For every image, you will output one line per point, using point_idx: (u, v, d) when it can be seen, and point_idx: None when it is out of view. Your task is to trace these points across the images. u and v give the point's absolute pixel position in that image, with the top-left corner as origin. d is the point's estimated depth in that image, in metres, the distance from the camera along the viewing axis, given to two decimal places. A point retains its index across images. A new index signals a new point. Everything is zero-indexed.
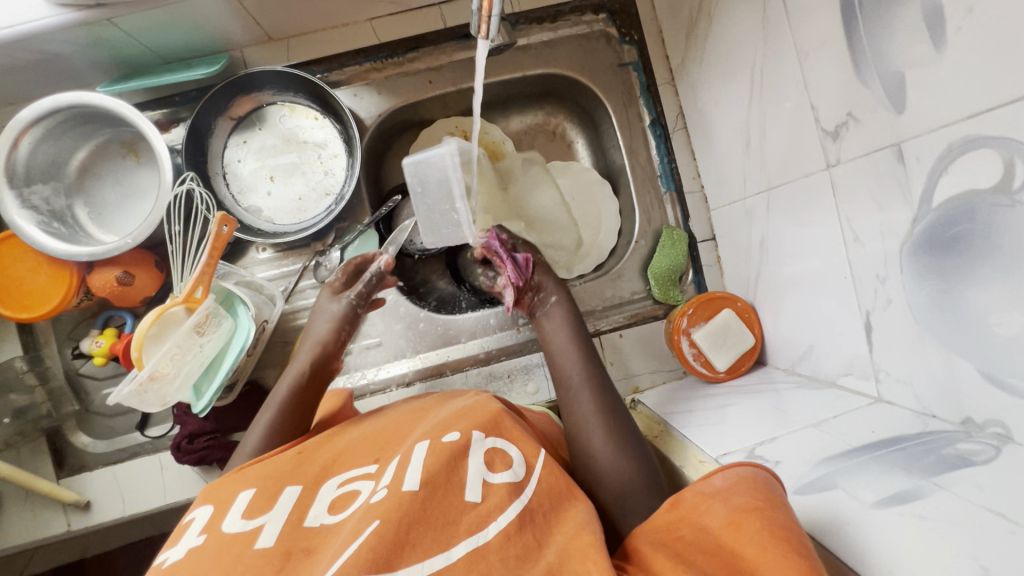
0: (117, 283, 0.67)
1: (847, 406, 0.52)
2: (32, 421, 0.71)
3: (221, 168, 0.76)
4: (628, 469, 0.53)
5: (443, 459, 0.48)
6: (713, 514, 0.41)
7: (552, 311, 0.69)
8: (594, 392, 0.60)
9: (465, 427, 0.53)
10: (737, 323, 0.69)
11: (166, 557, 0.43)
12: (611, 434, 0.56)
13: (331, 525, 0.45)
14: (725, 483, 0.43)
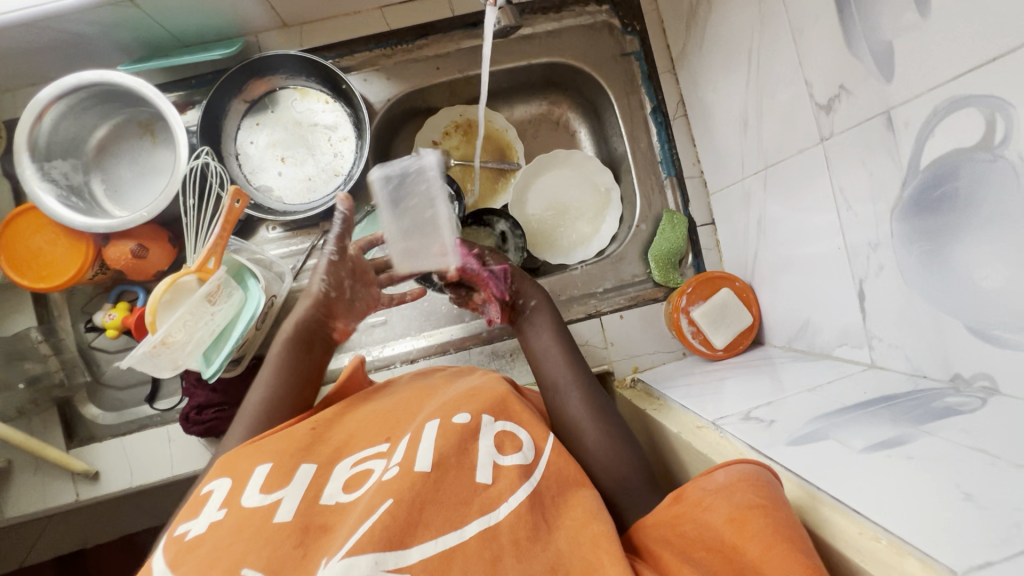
0: (132, 255, 0.69)
1: (842, 374, 0.54)
2: (45, 391, 0.72)
3: (234, 148, 0.78)
4: (621, 467, 0.54)
5: (453, 443, 0.49)
6: (715, 512, 0.39)
7: (536, 315, 0.67)
8: (584, 394, 0.60)
9: (475, 409, 0.53)
10: (735, 302, 0.71)
11: (187, 530, 0.43)
12: (605, 432, 0.56)
13: (347, 503, 0.46)
14: (728, 479, 0.39)
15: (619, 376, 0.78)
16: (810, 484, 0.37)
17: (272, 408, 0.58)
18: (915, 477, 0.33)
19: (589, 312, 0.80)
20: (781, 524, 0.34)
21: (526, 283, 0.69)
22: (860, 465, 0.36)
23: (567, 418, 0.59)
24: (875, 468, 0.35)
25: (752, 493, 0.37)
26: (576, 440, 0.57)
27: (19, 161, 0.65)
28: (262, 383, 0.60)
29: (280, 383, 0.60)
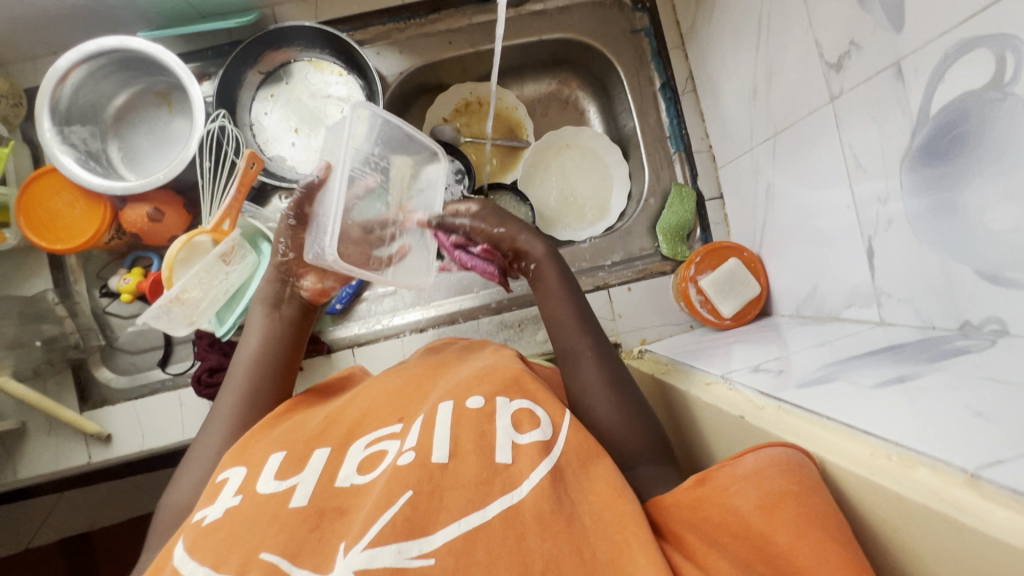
0: (148, 219, 0.70)
1: (850, 333, 0.54)
2: (61, 351, 0.73)
3: (249, 119, 0.80)
4: (634, 438, 0.51)
5: (470, 426, 0.44)
6: (744, 497, 0.36)
7: (544, 272, 0.63)
8: (598, 363, 0.56)
9: (487, 390, 0.47)
10: (743, 271, 0.71)
11: (204, 517, 0.40)
12: (618, 402, 0.53)
13: (362, 486, 0.42)
14: (756, 466, 0.36)
15: (626, 347, 0.78)
16: (818, 415, 0.37)
17: (259, 366, 0.58)
18: (926, 403, 0.33)
19: (597, 284, 0.80)
20: (815, 508, 0.33)
21: (511, 228, 0.65)
22: (870, 398, 0.36)
23: (578, 386, 0.56)
24: (884, 399, 0.36)
25: (784, 478, 0.34)
26: (586, 409, 0.54)
27: (40, 121, 0.66)
28: (248, 349, 0.59)
29: (264, 347, 0.60)
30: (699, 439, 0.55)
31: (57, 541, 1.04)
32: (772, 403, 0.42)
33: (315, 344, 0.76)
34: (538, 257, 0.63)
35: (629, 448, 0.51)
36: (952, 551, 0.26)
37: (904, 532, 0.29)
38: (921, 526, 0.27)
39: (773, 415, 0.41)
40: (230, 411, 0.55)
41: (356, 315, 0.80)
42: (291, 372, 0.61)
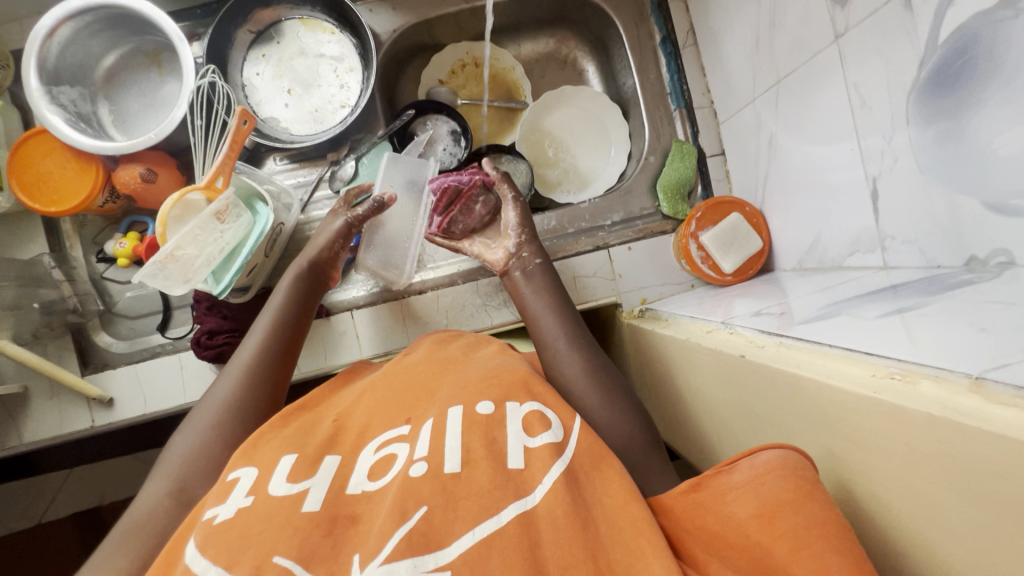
0: (141, 179, 0.69)
1: (854, 279, 0.53)
2: (60, 316, 0.73)
3: (241, 79, 0.78)
4: (625, 425, 0.50)
5: (479, 433, 0.41)
6: (740, 503, 0.36)
7: (535, 274, 0.65)
8: (582, 354, 0.56)
9: (497, 396, 0.45)
10: (745, 226, 0.70)
11: (214, 514, 0.37)
12: (607, 392, 0.52)
13: (374, 492, 0.39)
14: (751, 472, 0.37)
15: (627, 307, 0.78)
16: (820, 344, 0.37)
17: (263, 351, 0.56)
18: (930, 326, 0.33)
19: (597, 245, 0.79)
20: (812, 516, 0.33)
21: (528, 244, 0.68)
22: (872, 327, 0.36)
23: (564, 375, 0.55)
24: (887, 327, 0.35)
25: (777, 486, 0.35)
26: (576, 399, 0.52)
27: (28, 79, 0.65)
28: (258, 329, 0.58)
29: (274, 326, 0.59)
30: (697, 388, 0.55)
31: (69, 516, 1.04)
32: (774, 340, 0.42)
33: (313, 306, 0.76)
34: (531, 260, 0.66)
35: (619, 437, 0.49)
36: (960, 461, 0.25)
37: (942, 527, 0.27)
38: (927, 439, 0.27)
39: (775, 350, 0.40)
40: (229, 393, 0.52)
41: (353, 277, 0.79)
42: (296, 355, 0.59)
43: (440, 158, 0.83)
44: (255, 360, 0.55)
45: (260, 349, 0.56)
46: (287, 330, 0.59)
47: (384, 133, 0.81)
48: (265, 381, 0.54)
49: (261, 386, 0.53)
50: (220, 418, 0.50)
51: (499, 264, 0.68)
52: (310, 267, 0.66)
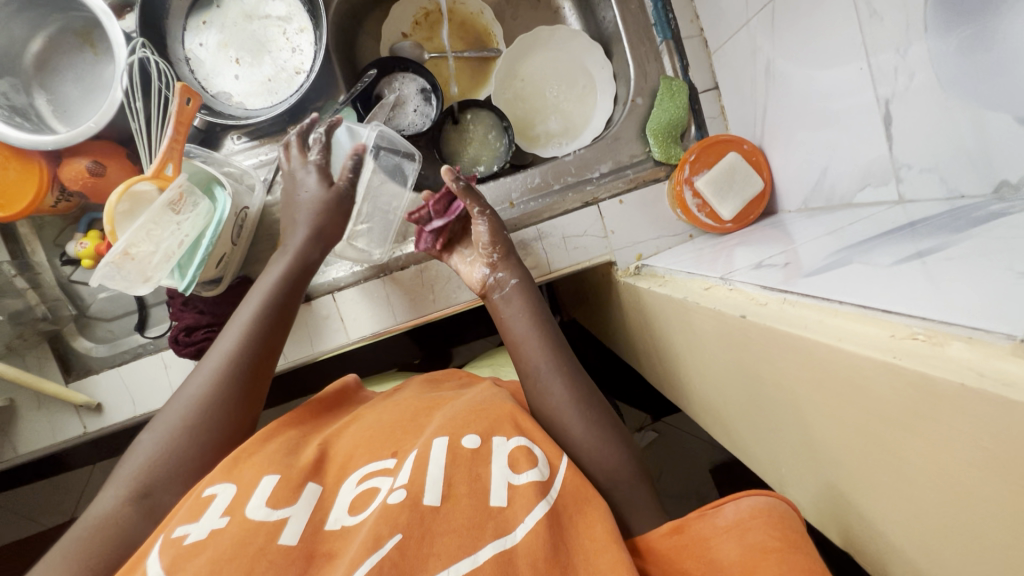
0: (89, 174, 0.64)
1: (865, 217, 0.48)
2: (31, 325, 0.69)
3: (183, 52, 0.71)
4: (612, 457, 0.50)
5: (464, 468, 0.43)
6: (725, 548, 0.38)
7: (513, 297, 0.62)
8: (565, 379, 0.55)
9: (484, 430, 0.47)
10: (744, 166, 0.64)
11: (186, 533, 0.37)
12: (592, 421, 0.52)
13: (353, 527, 0.39)
14: (737, 517, 0.39)
15: (621, 265, 0.73)
16: (829, 301, 0.32)
17: (241, 352, 0.53)
18: (959, 272, 0.28)
19: (586, 201, 0.73)
20: (800, 564, 0.34)
21: (507, 261, 0.65)
22: (885, 277, 0.31)
23: (548, 406, 0.54)
24: (901, 276, 0.31)
25: (766, 530, 0.37)
26: (559, 431, 0.52)
27: None
28: (235, 326, 0.55)
29: (250, 331, 0.55)
30: (697, 352, 0.51)
31: None
32: (777, 296, 0.37)
33: None
34: (506, 281, 0.64)
35: (606, 472, 0.49)
36: (996, 436, 0.21)
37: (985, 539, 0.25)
38: (964, 412, 0.23)
39: (777, 309, 0.36)
40: (200, 392, 0.50)
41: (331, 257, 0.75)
42: (272, 364, 0.56)
43: (411, 121, 0.78)
44: (225, 367, 0.52)
45: (236, 353, 0.53)
46: (264, 333, 0.56)
47: (345, 99, 0.75)
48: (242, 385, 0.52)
49: (233, 397, 0.51)
50: (186, 425, 0.48)
51: (477, 284, 0.66)
52: (299, 261, 0.62)
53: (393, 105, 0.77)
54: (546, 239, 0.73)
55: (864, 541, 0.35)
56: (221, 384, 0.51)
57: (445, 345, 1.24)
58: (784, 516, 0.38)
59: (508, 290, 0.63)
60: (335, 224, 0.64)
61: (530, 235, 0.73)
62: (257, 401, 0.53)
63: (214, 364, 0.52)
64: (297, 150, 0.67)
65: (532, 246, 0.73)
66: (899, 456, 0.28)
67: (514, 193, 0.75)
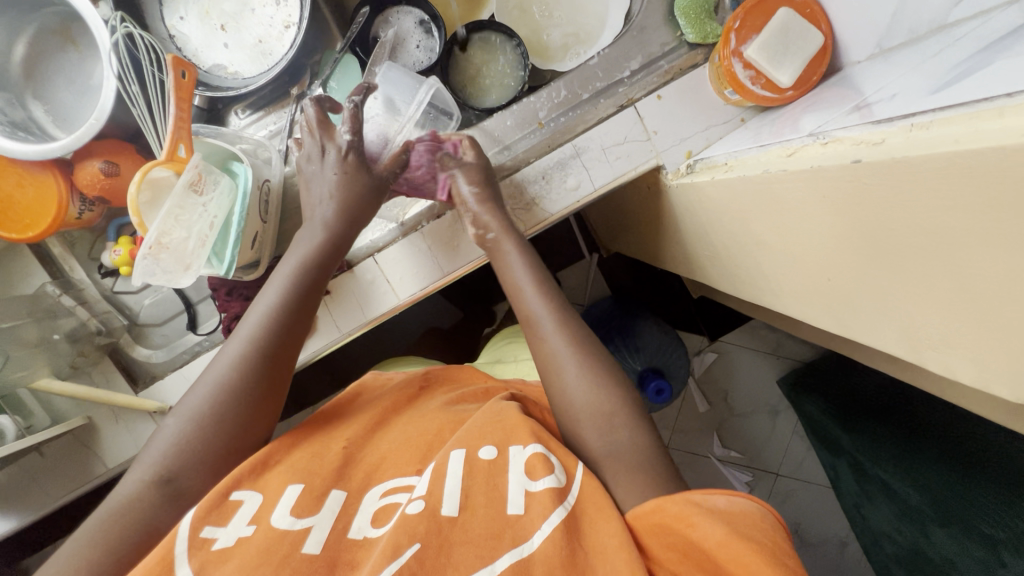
0: (103, 175, 0.62)
1: (969, 29, 0.40)
2: (88, 340, 0.69)
3: (166, 31, 0.67)
4: (606, 404, 0.53)
5: (482, 479, 0.48)
6: (705, 528, 0.40)
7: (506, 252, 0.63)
8: (565, 331, 0.57)
9: (500, 441, 0.51)
10: (798, 21, 0.56)
11: (214, 538, 0.42)
12: (591, 372, 0.55)
13: (373, 538, 0.44)
14: (728, 507, 0.42)
15: (671, 168, 0.66)
16: (990, 100, 0.26)
17: (264, 340, 0.53)
18: None
19: (621, 104, 0.67)
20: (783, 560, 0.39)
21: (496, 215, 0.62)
22: None
23: (546, 358, 0.57)
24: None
25: (756, 526, 0.41)
26: (557, 377, 0.56)
27: None
28: (259, 310, 0.55)
29: (283, 306, 0.55)
30: (791, 234, 0.45)
31: None
32: (898, 125, 0.32)
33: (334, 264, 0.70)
34: (483, 238, 0.63)
35: (596, 422, 0.53)
36: None
37: None
38: None
39: (903, 141, 0.30)
40: (222, 376, 0.51)
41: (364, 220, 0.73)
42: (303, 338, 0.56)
43: (415, 58, 0.72)
44: (257, 344, 0.53)
45: (264, 330, 0.53)
46: (294, 315, 0.56)
47: (342, 46, 0.70)
48: (263, 370, 0.52)
49: (254, 373, 0.52)
50: (217, 407, 0.50)
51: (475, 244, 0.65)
52: (326, 245, 0.59)
53: (394, 42, 0.72)
54: (584, 155, 0.66)
55: None
56: (250, 356, 0.52)
57: (488, 300, 1.22)
58: (768, 520, 0.42)
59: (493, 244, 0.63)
60: (360, 212, 0.60)
61: (566, 153, 0.66)
62: (281, 383, 0.54)
63: (230, 355, 0.52)
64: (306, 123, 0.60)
65: (570, 165, 0.66)
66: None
67: (541, 111, 0.69)
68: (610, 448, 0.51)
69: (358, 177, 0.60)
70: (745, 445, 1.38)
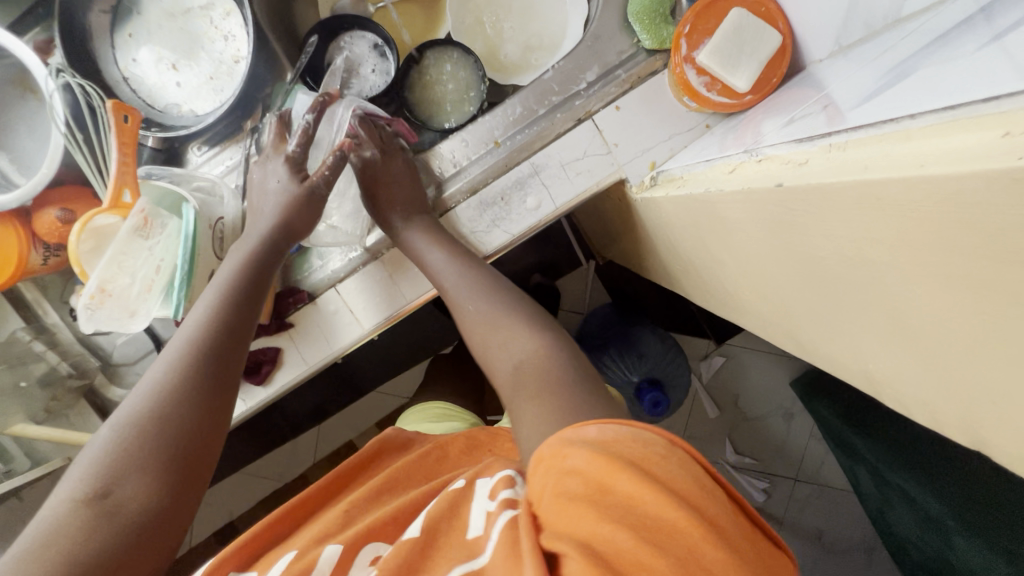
0: (61, 223, 0.62)
1: (920, 25, 0.36)
2: (61, 384, 0.70)
3: (120, 74, 0.68)
4: (513, 343, 0.58)
5: (447, 508, 0.49)
6: (575, 457, 0.37)
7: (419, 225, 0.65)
8: (472, 290, 0.62)
9: (472, 474, 0.52)
10: (753, 21, 0.53)
11: None
12: (494, 322, 0.60)
13: None
14: (599, 433, 0.38)
15: (635, 181, 0.63)
16: (897, 121, 0.24)
17: (203, 337, 0.51)
18: None
19: (578, 117, 0.64)
20: (674, 475, 0.35)
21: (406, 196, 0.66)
22: (974, 78, 0.22)
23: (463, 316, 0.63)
24: (973, 66, 0.24)
25: (631, 445, 0.37)
26: (475, 332, 0.62)
27: None
28: (197, 312, 0.53)
29: (225, 301, 0.54)
30: (741, 255, 0.42)
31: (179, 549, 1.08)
32: (821, 145, 0.29)
33: (295, 295, 0.67)
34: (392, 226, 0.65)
35: (503, 347, 0.58)
36: None
37: None
38: None
39: (822, 164, 0.28)
40: (160, 377, 0.48)
41: (325, 250, 0.71)
42: (251, 332, 0.55)
43: (371, 83, 0.72)
44: (199, 341, 0.51)
45: (207, 327, 0.52)
46: (238, 311, 0.54)
47: (294, 77, 0.70)
48: (208, 363, 0.50)
49: (200, 371, 0.49)
50: (155, 410, 0.46)
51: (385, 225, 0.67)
52: (262, 246, 0.59)
53: (348, 70, 0.71)
54: (543, 173, 0.63)
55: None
56: (192, 355, 0.50)
57: None
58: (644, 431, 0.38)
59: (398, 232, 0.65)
60: (299, 220, 0.61)
61: (523, 173, 0.64)
62: (229, 380, 0.51)
63: (172, 354, 0.50)
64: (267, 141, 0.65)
65: (529, 184, 0.64)
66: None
67: (496, 130, 0.67)
68: (520, 361, 0.56)
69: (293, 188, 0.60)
70: (759, 451, 1.32)
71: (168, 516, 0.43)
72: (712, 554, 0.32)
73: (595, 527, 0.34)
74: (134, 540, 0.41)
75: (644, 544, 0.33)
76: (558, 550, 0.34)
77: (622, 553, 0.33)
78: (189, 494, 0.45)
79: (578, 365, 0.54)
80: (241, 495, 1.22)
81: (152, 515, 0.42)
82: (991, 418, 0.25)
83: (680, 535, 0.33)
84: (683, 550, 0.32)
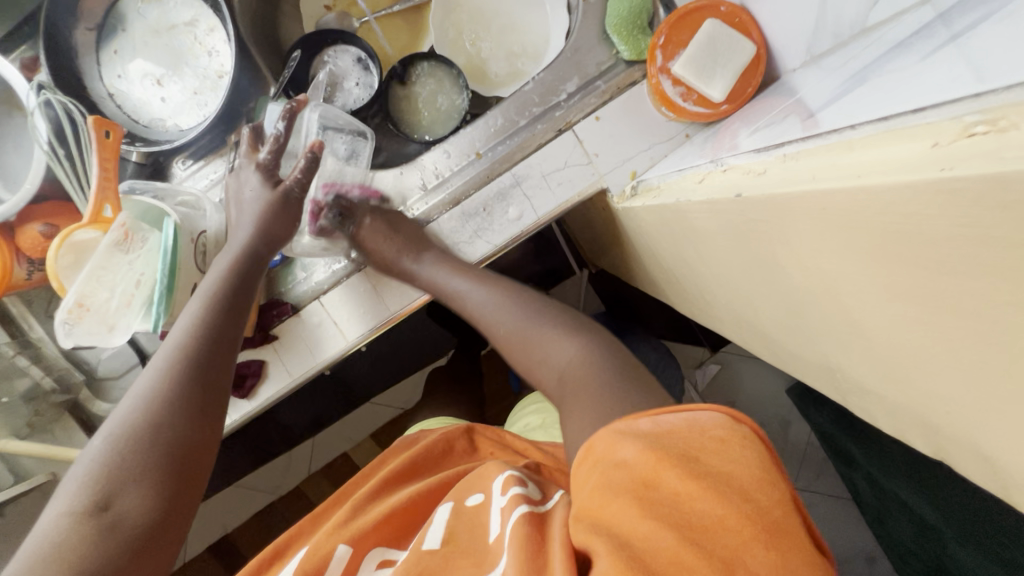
0: (44, 237, 0.62)
1: (884, 33, 0.36)
2: (44, 399, 0.70)
3: (104, 89, 0.68)
4: (558, 358, 0.57)
5: (464, 520, 0.46)
6: (630, 449, 0.35)
7: (439, 257, 0.65)
8: (504, 313, 0.62)
9: (484, 482, 0.50)
10: (726, 33, 0.54)
11: None
12: (535, 338, 0.60)
13: None
14: (657, 424, 0.36)
15: (616, 191, 0.63)
16: (840, 132, 0.24)
17: (193, 343, 0.51)
18: None
19: (559, 128, 0.65)
20: (731, 470, 0.32)
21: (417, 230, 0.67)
22: (916, 92, 0.22)
23: (501, 341, 0.63)
24: (923, 75, 0.24)
25: (687, 434, 0.34)
26: (517, 356, 0.61)
27: None
28: (185, 320, 0.53)
29: (209, 310, 0.54)
30: (713, 264, 0.42)
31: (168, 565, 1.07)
32: (778, 156, 0.29)
33: (278, 308, 0.67)
34: (404, 263, 0.66)
35: (545, 360, 0.58)
36: None
37: None
38: None
39: (778, 174, 0.28)
40: (148, 386, 0.47)
41: (310, 261, 0.70)
42: (238, 340, 0.54)
43: (355, 96, 0.72)
44: (184, 349, 0.50)
45: (193, 337, 0.51)
46: (224, 320, 0.54)
47: (277, 91, 0.71)
48: (199, 369, 0.49)
49: (192, 375, 0.49)
50: (148, 419, 0.45)
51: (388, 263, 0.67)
52: (245, 255, 0.59)
53: (332, 83, 0.72)
54: (522, 184, 0.63)
55: (992, 484, 0.24)
56: (180, 364, 0.49)
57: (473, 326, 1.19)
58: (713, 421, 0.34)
59: (413, 265, 0.66)
60: (278, 228, 0.61)
61: (505, 183, 0.64)
62: (222, 386, 0.51)
63: (162, 360, 0.49)
64: (241, 151, 0.65)
65: (511, 195, 0.64)
66: (1000, 325, 0.18)
67: (478, 142, 0.67)
68: (564, 369, 0.55)
69: (268, 194, 0.61)
70: None
71: (169, 526, 0.42)
72: (762, 555, 0.29)
73: (636, 521, 0.33)
74: (137, 550, 0.40)
75: (687, 544, 0.31)
76: (591, 547, 0.34)
77: (661, 552, 0.31)
78: (189, 502, 0.44)
79: (618, 365, 0.53)
80: (234, 508, 1.20)
81: (153, 524, 0.41)
82: (954, 427, 0.24)
83: (723, 533, 0.30)
84: (721, 548, 0.30)
